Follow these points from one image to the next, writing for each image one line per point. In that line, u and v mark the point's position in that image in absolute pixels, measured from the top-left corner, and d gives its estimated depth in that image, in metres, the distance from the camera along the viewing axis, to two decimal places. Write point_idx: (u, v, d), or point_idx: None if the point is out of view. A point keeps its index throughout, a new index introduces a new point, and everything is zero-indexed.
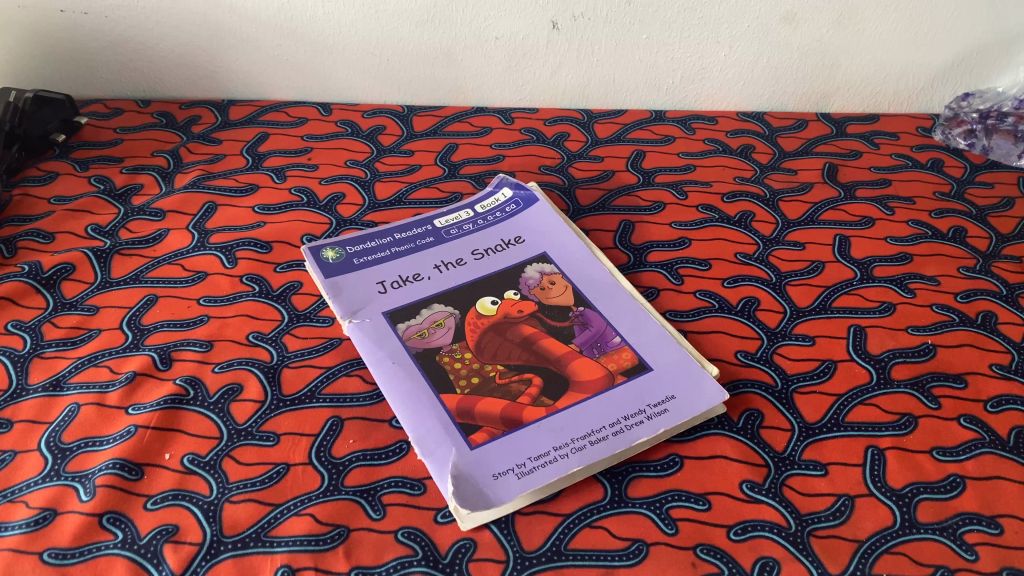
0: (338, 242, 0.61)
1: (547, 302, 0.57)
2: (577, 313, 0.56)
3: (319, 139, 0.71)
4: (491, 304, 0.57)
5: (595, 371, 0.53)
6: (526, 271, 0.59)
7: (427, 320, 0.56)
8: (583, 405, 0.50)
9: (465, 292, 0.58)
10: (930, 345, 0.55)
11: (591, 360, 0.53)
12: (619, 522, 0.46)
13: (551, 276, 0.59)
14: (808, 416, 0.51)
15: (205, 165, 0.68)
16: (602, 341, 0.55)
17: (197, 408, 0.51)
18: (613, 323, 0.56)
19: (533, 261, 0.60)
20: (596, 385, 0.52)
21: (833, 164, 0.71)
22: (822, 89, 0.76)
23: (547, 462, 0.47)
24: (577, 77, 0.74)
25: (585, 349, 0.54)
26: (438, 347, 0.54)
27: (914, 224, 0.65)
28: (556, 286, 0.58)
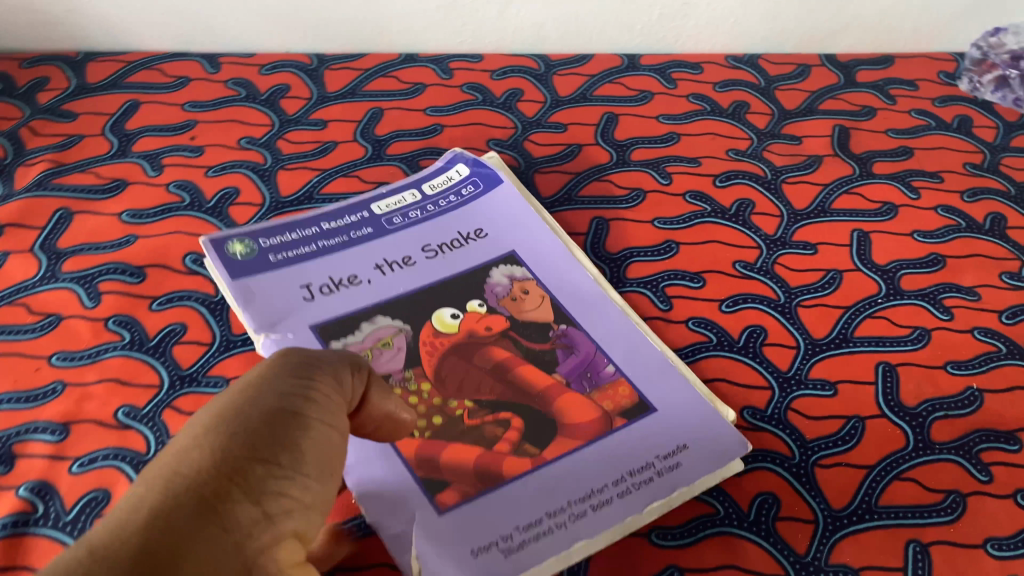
0: (251, 233, 0.47)
1: (520, 315, 0.45)
2: (560, 333, 0.45)
3: (204, 108, 0.56)
4: (452, 318, 0.45)
5: (588, 412, 0.41)
6: (491, 275, 0.47)
7: (367, 338, 0.43)
8: (576, 458, 0.39)
9: (417, 303, 0.45)
10: (976, 391, 0.45)
11: (582, 396, 0.42)
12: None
13: (524, 282, 0.47)
14: (834, 501, 0.41)
15: (55, 152, 0.53)
16: (593, 371, 0.43)
17: (48, 531, 0.38)
18: (604, 348, 0.44)
19: (501, 262, 0.48)
20: (591, 430, 0.41)
21: (843, 127, 0.58)
22: (828, 25, 0.63)
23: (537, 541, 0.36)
24: (532, 15, 0.60)
25: (574, 381, 0.42)
26: (386, 376, 0.42)
27: (945, 212, 0.53)
28: (530, 295, 0.46)
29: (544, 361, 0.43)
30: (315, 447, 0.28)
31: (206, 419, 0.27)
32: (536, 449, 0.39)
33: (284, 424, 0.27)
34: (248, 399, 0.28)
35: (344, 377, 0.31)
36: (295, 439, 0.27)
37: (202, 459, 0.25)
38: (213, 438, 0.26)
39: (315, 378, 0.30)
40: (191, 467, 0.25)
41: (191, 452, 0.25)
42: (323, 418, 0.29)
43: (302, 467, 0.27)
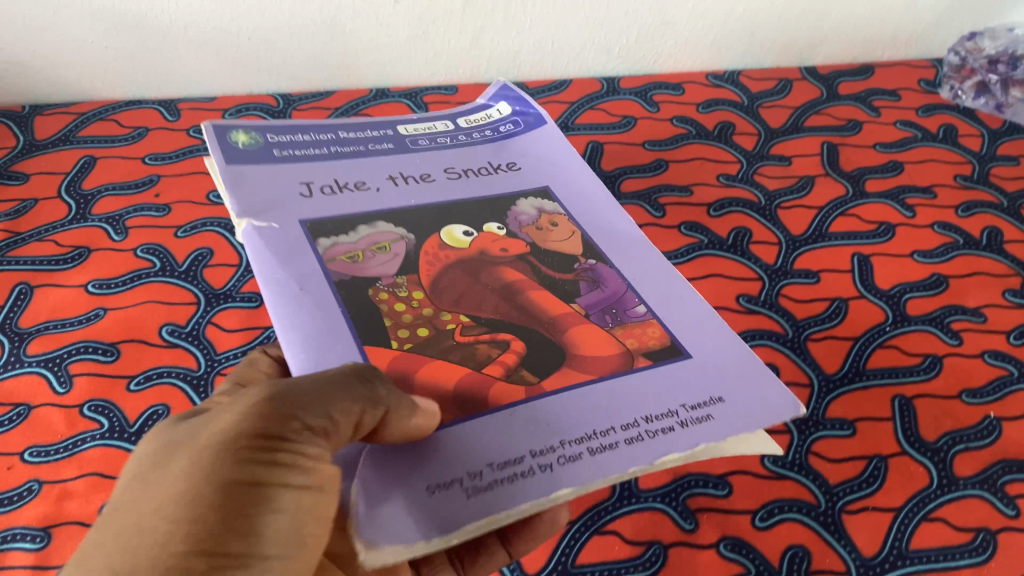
0: (251, 123, 0.35)
1: (543, 245, 0.35)
2: (585, 267, 0.34)
3: (166, 161, 0.53)
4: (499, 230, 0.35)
5: (604, 339, 0.30)
6: (517, 203, 0.37)
7: (360, 239, 0.32)
8: (582, 397, 0.27)
9: (445, 211, 0.35)
10: (993, 420, 0.44)
11: (602, 330, 0.31)
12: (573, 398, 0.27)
13: (554, 215, 0.36)
14: (864, 548, 0.39)
15: (7, 220, 0.49)
16: (619, 308, 0.32)
17: None
18: (635, 287, 0.33)
19: (532, 195, 0.37)
20: (606, 364, 0.29)
21: (831, 144, 0.57)
22: (807, 39, 0.62)
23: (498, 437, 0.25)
24: (507, 42, 0.57)
25: (597, 317, 0.31)
26: (376, 280, 0.30)
27: (941, 229, 0.53)
28: (560, 227, 0.36)
29: (562, 290, 0.32)
30: (288, 519, 0.21)
31: (156, 494, 0.20)
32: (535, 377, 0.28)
33: (256, 479, 0.21)
34: (208, 457, 0.21)
35: (318, 412, 0.22)
36: (275, 490, 0.21)
37: (152, 535, 0.20)
38: (182, 501, 0.20)
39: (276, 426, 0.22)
40: (140, 548, 0.19)
41: (139, 535, 0.20)
42: (297, 477, 0.21)
43: (265, 547, 0.21)
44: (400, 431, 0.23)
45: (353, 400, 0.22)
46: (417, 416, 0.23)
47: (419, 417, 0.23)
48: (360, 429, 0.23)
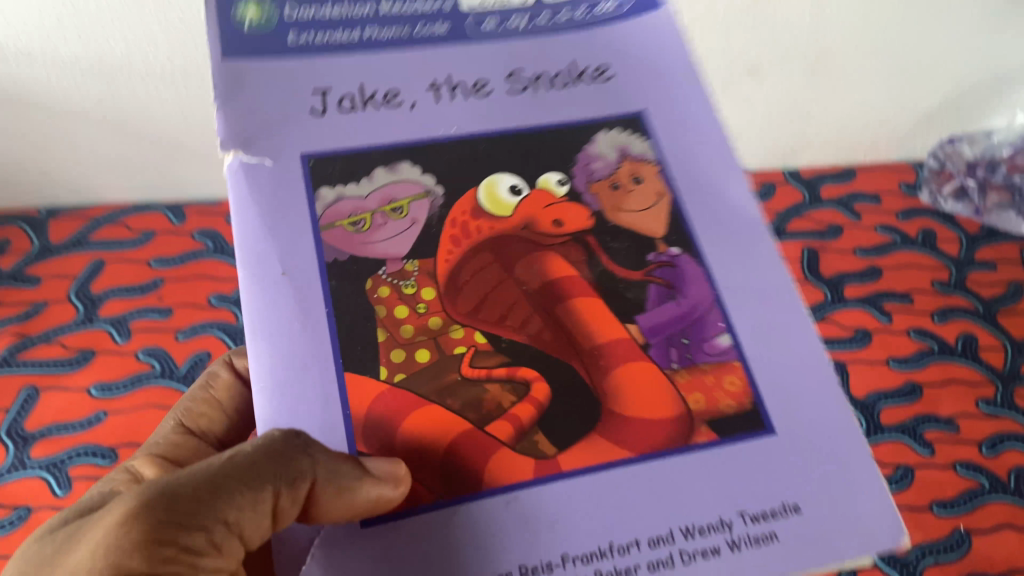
0: None
1: (614, 214, 0.29)
2: (666, 257, 0.28)
3: (170, 264, 0.55)
4: (562, 185, 0.29)
5: (656, 394, 0.25)
6: (591, 142, 0.30)
7: (374, 195, 0.28)
8: (609, 487, 0.24)
9: (509, 147, 0.29)
10: (964, 532, 0.47)
11: (662, 372, 0.26)
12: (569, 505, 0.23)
13: (636, 162, 0.29)
14: None
15: (20, 323, 0.52)
16: (695, 334, 0.27)
17: None
18: (723, 301, 0.27)
19: (617, 126, 0.30)
20: (655, 398, 0.25)
21: (812, 250, 0.59)
22: (792, 144, 0.61)
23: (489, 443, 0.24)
24: None
25: (658, 355, 0.26)
26: (380, 249, 0.27)
27: (917, 334, 0.54)
28: (642, 184, 0.29)
29: (622, 299, 0.27)
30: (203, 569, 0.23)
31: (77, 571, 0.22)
32: (552, 448, 0.24)
33: (156, 543, 0.22)
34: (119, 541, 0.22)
35: (222, 494, 0.23)
36: (173, 552, 0.22)
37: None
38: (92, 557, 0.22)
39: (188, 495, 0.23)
40: None
41: None
42: (198, 541, 0.23)
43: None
44: (338, 502, 0.23)
45: (272, 472, 0.23)
46: (378, 482, 0.23)
47: (380, 474, 0.23)
48: (290, 507, 0.24)
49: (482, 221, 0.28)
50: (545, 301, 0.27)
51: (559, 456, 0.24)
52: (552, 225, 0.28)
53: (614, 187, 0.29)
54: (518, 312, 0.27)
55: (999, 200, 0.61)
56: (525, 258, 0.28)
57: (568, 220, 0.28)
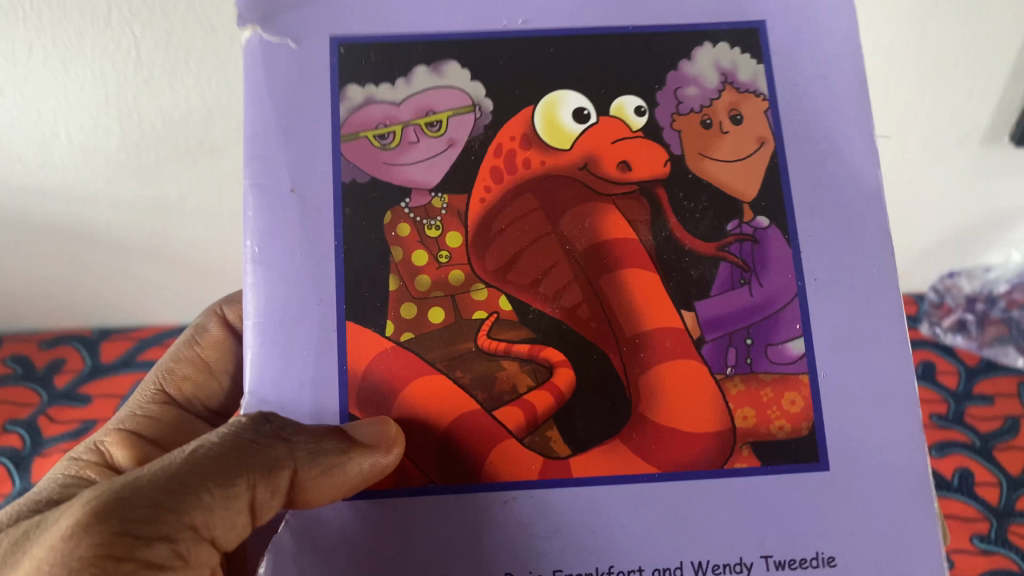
0: None
1: (704, 157, 0.27)
2: (741, 232, 0.26)
3: None
4: (639, 115, 0.27)
5: (699, 401, 0.25)
6: (690, 64, 0.28)
7: (408, 104, 0.27)
8: (627, 499, 0.25)
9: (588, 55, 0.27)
10: None
11: (707, 375, 0.25)
12: (597, 520, 0.24)
13: (733, 90, 0.27)
14: None
15: (69, 441, 0.58)
16: (761, 331, 0.26)
17: None
18: (801, 304, 0.26)
19: (726, 40, 0.28)
20: (699, 405, 0.25)
21: None
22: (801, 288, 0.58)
23: (506, 435, 0.25)
24: None
25: (711, 357, 0.26)
26: (405, 165, 0.26)
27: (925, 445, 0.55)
28: (740, 121, 0.27)
29: (683, 279, 0.26)
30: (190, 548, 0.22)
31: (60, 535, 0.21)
32: (565, 449, 0.25)
33: (114, 553, 0.21)
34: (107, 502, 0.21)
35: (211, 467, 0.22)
36: (133, 564, 0.21)
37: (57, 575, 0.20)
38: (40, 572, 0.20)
39: (151, 494, 0.21)
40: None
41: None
42: (162, 551, 0.21)
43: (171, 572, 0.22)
44: (326, 476, 0.24)
45: (246, 460, 0.23)
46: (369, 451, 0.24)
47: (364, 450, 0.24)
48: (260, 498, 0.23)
49: (533, 151, 0.27)
50: (590, 266, 0.26)
51: (571, 459, 0.25)
52: (621, 172, 0.27)
53: (707, 125, 0.27)
54: (557, 280, 0.26)
55: (998, 335, 0.57)
56: (575, 206, 0.26)
57: (639, 164, 0.27)
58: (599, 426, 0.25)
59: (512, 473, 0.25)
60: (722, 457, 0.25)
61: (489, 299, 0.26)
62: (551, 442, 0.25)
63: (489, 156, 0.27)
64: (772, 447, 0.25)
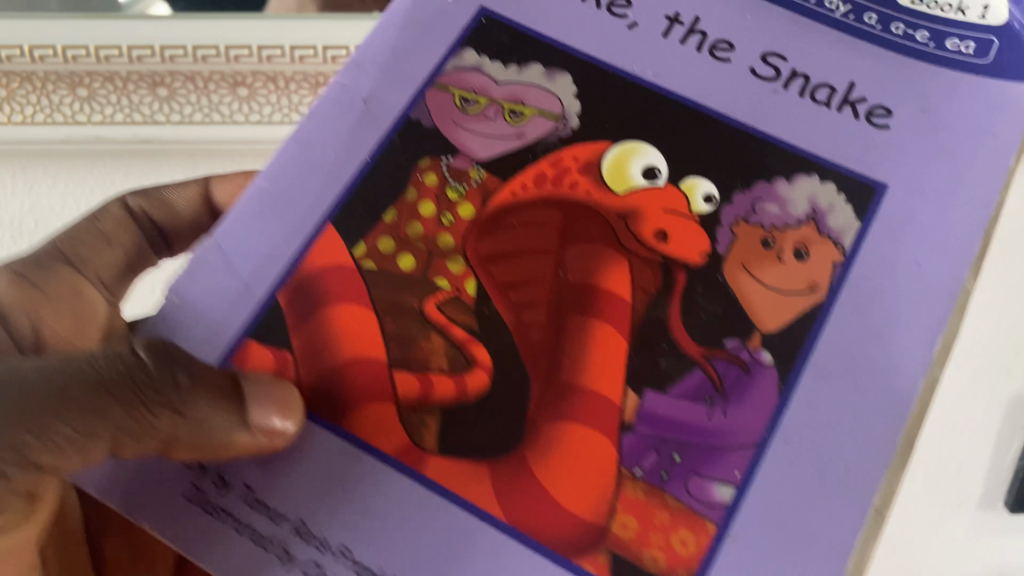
0: None
1: (744, 270, 0.24)
2: (735, 356, 0.23)
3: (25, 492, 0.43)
4: (705, 201, 0.25)
5: (590, 482, 0.22)
6: (783, 184, 0.26)
7: (505, 90, 0.27)
8: (456, 527, 0.22)
9: (692, 128, 0.26)
10: None
11: (615, 463, 0.22)
12: (416, 534, 0.22)
13: (813, 228, 0.25)
14: None
15: None
16: (696, 456, 0.22)
17: None
18: (757, 454, 0.22)
19: (833, 182, 0.26)
20: (586, 486, 0.22)
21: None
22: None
23: (385, 399, 0.23)
24: None
25: (629, 449, 0.22)
26: (466, 132, 0.27)
27: None
28: (803, 259, 0.25)
29: (651, 362, 0.23)
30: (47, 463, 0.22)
31: None
32: (432, 445, 0.23)
33: None
34: None
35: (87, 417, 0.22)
36: None
37: None
38: None
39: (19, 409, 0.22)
40: None
41: None
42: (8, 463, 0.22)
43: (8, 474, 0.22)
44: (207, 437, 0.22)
45: (136, 413, 0.23)
46: (250, 429, 0.22)
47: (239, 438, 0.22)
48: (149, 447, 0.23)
49: (586, 179, 0.26)
50: (569, 303, 0.24)
51: (432, 457, 0.22)
52: (652, 240, 0.25)
53: (768, 245, 0.25)
54: (532, 294, 0.24)
55: None
56: (592, 246, 0.25)
57: (674, 243, 0.25)
58: (478, 444, 0.23)
59: (372, 437, 0.23)
60: (576, 550, 0.21)
61: (457, 275, 0.24)
62: (426, 432, 0.23)
63: (540, 161, 0.26)
64: (632, 573, 0.21)
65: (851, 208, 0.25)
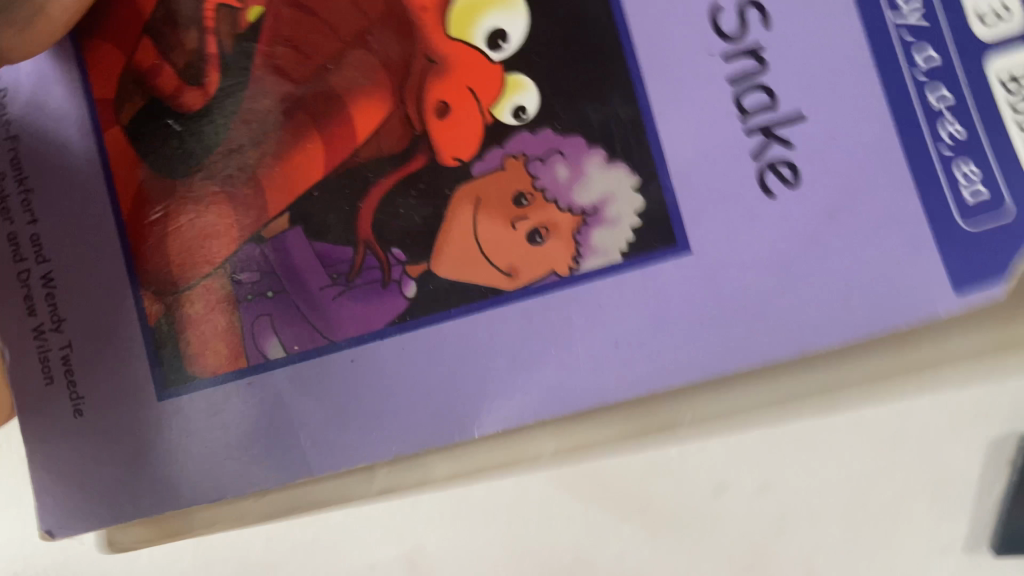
0: None
1: (473, 205, 0.21)
2: (386, 268, 0.22)
3: None
4: (513, 109, 0.21)
5: (200, 251, 0.23)
6: (597, 160, 0.21)
7: None
8: (100, 200, 0.24)
9: (586, 27, 0.21)
10: None
11: (225, 256, 0.23)
12: (69, 180, 0.24)
13: (575, 224, 0.21)
14: None
15: None
16: (282, 309, 0.22)
17: None
18: (322, 351, 0.22)
19: (644, 200, 0.20)
20: (193, 251, 0.23)
21: None
22: None
23: (124, 57, 0.23)
24: None
25: (245, 256, 0.22)
26: None
27: None
28: (532, 243, 0.21)
29: (323, 209, 0.22)
30: None
31: None
32: (125, 120, 0.23)
33: None
34: None
35: None
36: None
37: None
38: None
39: None
40: None
41: None
42: None
43: None
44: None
45: None
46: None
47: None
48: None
49: None
50: (310, 99, 0.22)
51: (119, 130, 0.23)
52: (431, 107, 0.21)
53: (518, 203, 0.21)
54: (290, 65, 0.22)
55: None
56: (374, 65, 0.22)
57: (446, 126, 0.21)
58: (156, 154, 0.23)
59: (94, 79, 0.24)
60: (151, 291, 0.23)
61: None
62: (131, 109, 0.23)
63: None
64: (171, 340, 0.23)
65: (631, 235, 0.20)
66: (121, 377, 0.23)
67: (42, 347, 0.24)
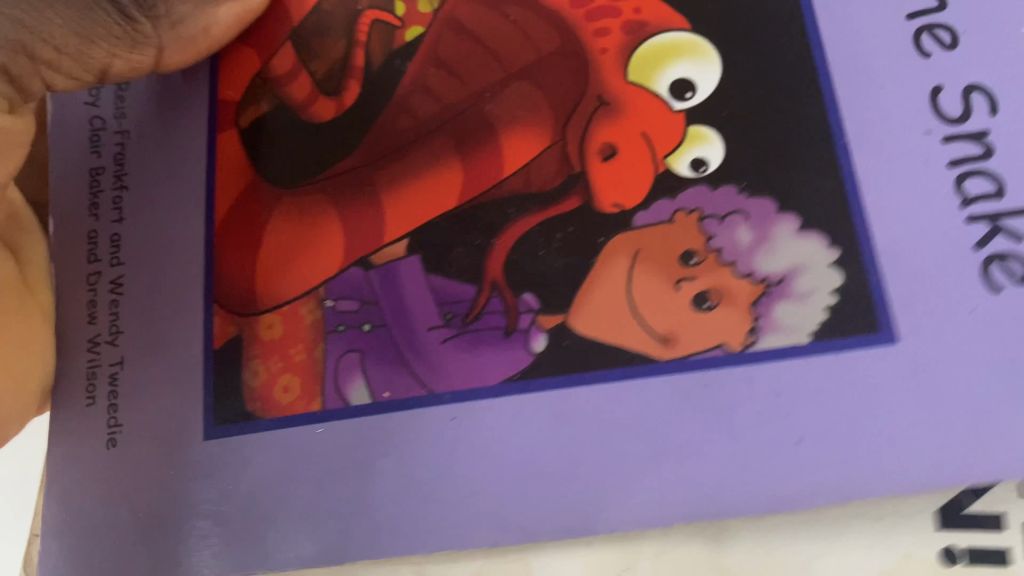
0: None
1: (633, 257, 0.18)
2: (514, 315, 0.18)
3: None
4: (692, 161, 0.18)
5: (291, 269, 0.19)
6: (786, 227, 0.18)
7: None
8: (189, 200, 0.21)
9: (791, 91, 0.19)
10: None
11: (321, 279, 0.19)
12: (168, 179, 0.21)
13: (754, 293, 0.17)
14: None
15: None
16: (378, 346, 0.18)
17: None
18: (416, 402, 0.18)
19: (842, 277, 0.17)
20: (282, 269, 0.19)
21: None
22: None
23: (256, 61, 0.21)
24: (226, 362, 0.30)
25: (345, 281, 0.19)
26: None
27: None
28: (699, 308, 0.17)
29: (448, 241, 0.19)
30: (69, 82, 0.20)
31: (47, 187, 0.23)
32: (245, 121, 0.21)
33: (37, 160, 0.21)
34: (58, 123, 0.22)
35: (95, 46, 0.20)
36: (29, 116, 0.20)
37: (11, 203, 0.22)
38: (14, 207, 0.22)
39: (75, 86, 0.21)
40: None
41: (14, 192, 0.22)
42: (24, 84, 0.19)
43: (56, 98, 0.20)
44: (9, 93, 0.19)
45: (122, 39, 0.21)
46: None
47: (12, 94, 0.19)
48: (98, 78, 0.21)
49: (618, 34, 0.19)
50: (457, 124, 0.20)
51: (234, 130, 0.21)
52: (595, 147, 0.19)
53: (686, 262, 0.18)
54: (442, 88, 0.20)
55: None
56: (539, 99, 0.19)
57: (610, 169, 0.19)
58: (268, 160, 0.21)
59: (219, 81, 0.21)
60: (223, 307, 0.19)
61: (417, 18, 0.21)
62: (253, 115, 0.21)
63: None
64: (235, 364, 0.19)
65: (824, 316, 0.17)
66: (173, 404, 0.19)
67: (92, 361, 0.20)
